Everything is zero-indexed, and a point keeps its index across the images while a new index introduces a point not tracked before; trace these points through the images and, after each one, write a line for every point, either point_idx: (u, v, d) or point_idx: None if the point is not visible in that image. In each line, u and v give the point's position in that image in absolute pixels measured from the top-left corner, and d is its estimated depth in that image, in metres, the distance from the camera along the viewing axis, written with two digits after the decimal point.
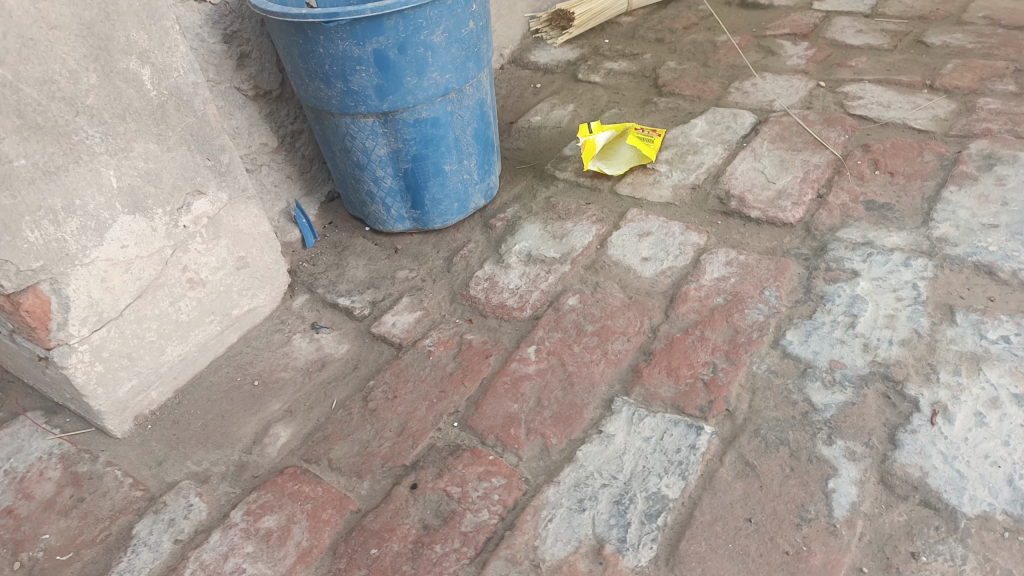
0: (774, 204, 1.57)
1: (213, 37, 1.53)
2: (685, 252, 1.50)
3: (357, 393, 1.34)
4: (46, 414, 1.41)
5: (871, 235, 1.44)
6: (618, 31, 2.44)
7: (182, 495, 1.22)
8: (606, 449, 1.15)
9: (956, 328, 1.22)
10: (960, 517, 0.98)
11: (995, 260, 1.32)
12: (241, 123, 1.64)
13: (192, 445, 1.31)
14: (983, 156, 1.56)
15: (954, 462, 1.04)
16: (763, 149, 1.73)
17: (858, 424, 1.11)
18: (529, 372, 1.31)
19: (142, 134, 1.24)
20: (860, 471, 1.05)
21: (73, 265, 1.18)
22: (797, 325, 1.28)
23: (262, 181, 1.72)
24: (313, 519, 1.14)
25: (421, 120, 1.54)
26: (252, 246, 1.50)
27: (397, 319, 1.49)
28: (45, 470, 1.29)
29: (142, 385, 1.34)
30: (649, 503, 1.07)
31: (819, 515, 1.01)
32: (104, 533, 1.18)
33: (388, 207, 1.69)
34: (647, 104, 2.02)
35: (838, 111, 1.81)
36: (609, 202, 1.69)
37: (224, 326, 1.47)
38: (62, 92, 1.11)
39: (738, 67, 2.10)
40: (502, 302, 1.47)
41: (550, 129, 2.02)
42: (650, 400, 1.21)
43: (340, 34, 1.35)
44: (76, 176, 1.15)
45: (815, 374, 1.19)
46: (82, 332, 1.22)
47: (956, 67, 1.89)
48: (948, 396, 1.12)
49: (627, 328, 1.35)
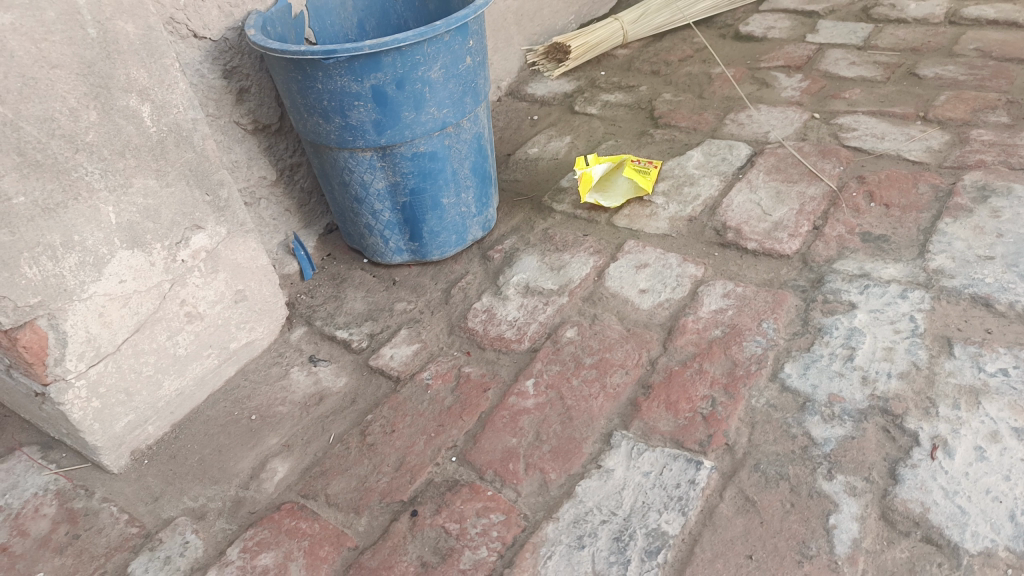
0: (770, 235, 1.57)
1: (213, 73, 1.54)
2: (682, 284, 1.50)
3: (355, 427, 1.34)
4: (43, 449, 1.40)
5: (868, 266, 1.44)
6: (614, 64, 2.47)
7: (178, 531, 1.20)
8: (605, 484, 1.15)
9: (954, 360, 1.22)
10: (963, 553, 0.97)
11: (992, 292, 1.32)
12: (240, 157, 1.65)
13: (188, 480, 1.29)
14: (977, 188, 1.57)
15: (955, 497, 1.03)
16: (759, 181, 1.74)
17: (858, 458, 1.10)
18: (528, 406, 1.30)
19: (142, 170, 1.25)
20: (861, 506, 1.05)
21: (71, 301, 1.18)
22: (795, 358, 1.28)
23: (261, 214, 1.73)
24: (311, 557, 1.13)
25: (419, 154, 1.55)
26: (251, 280, 1.50)
27: (395, 352, 1.49)
28: (40, 506, 1.28)
29: (139, 420, 1.33)
30: (649, 540, 1.06)
31: (820, 551, 1.00)
32: (98, 571, 1.16)
33: (387, 239, 1.69)
34: (644, 136, 2.04)
35: (832, 143, 1.83)
36: (607, 233, 1.70)
37: (221, 359, 1.47)
38: (62, 129, 1.12)
39: (733, 98, 2.12)
40: (500, 334, 1.47)
41: (547, 161, 2.03)
42: (648, 434, 1.21)
43: (339, 70, 1.37)
44: (75, 213, 1.16)
45: (814, 408, 1.19)
46: (79, 367, 1.22)
47: (949, 99, 1.91)
48: (948, 429, 1.12)
49: (625, 360, 1.35)
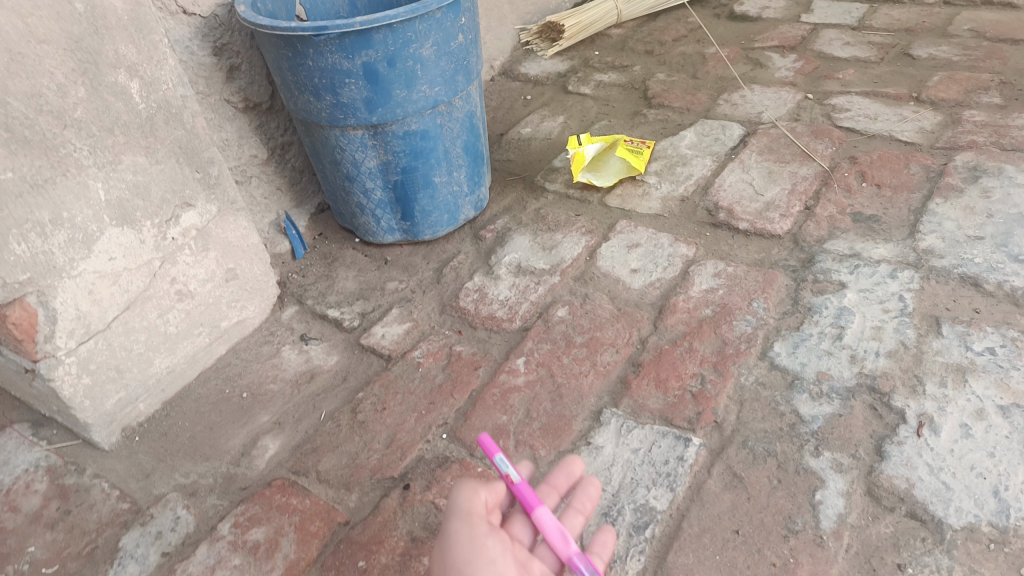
0: (761, 215, 1.57)
1: (203, 49, 1.53)
2: (674, 263, 1.51)
3: (346, 404, 1.34)
4: (34, 427, 1.40)
5: (858, 246, 1.45)
6: (608, 43, 2.45)
7: (169, 507, 1.21)
8: (594, 461, 1.15)
9: (942, 339, 1.23)
10: (946, 528, 0.98)
11: (981, 272, 1.33)
12: (231, 135, 1.65)
13: (180, 457, 1.30)
14: (969, 168, 1.57)
15: (940, 473, 1.04)
16: (751, 161, 1.74)
17: (845, 435, 1.11)
18: (518, 384, 1.31)
19: (131, 147, 1.24)
20: (847, 482, 1.06)
21: (61, 278, 1.18)
22: (784, 337, 1.29)
23: (251, 193, 1.72)
24: (302, 532, 1.13)
25: (410, 132, 1.55)
26: (241, 258, 1.50)
27: (387, 331, 1.49)
28: (32, 483, 1.29)
29: (130, 398, 1.34)
30: (637, 515, 1.07)
31: (806, 526, 1.01)
32: (90, 546, 1.17)
33: (378, 218, 1.69)
34: (637, 116, 2.03)
35: (825, 124, 1.83)
36: (598, 213, 1.70)
37: (212, 338, 1.47)
38: (50, 105, 1.11)
39: (726, 79, 2.12)
40: (491, 313, 1.47)
41: (540, 141, 2.03)
42: (638, 412, 1.22)
43: (330, 47, 1.36)
44: (64, 190, 1.15)
45: (802, 386, 1.20)
46: (68, 344, 1.21)
47: (942, 79, 1.91)
48: (934, 407, 1.13)
49: (615, 339, 1.36)
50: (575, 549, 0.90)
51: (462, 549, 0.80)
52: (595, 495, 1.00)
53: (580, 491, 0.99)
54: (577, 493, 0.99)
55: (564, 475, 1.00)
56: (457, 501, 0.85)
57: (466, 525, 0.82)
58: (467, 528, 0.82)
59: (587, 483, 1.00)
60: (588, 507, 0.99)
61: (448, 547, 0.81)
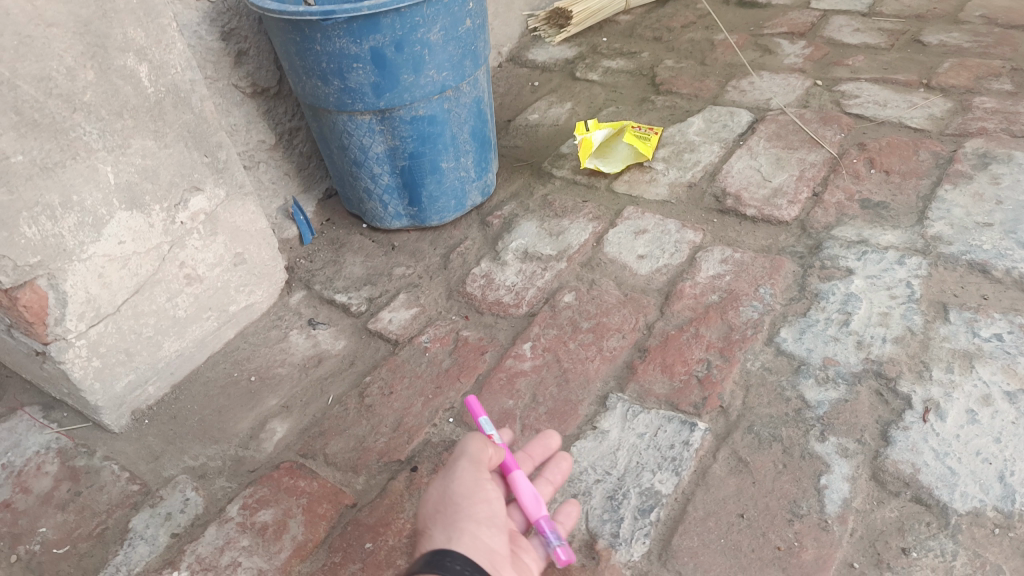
0: (769, 202, 1.57)
1: (211, 34, 1.53)
2: (681, 249, 1.51)
3: (354, 388, 1.35)
4: (44, 409, 1.42)
5: (866, 233, 1.44)
6: (616, 30, 2.44)
7: (179, 489, 1.22)
8: (600, 445, 1.16)
9: (950, 325, 1.22)
10: (951, 513, 0.99)
11: (989, 258, 1.32)
12: (239, 120, 1.65)
13: (189, 440, 1.31)
14: (978, 155, 1.56)
15: (945, 458, 1.04)
16: (759, 147, 1.74)
17: (851, 421, 1.12)
18: (525, 368, 1.31)
19: (139, 131, 1.25)
20: (852, 467, 1.06)
21: (71, 261, 1.19)
22: (791, 322, 1.29)
23: (260, 178, 1.72)
24: (309, 514, 1.14)
25: (418, 118, 1.55)
26: (250, 243, 1.51)
27: (394, 316, 1.49)
28: (43, 464, 1.30)
29: (139, 381, 1.35)
30: (643, 499, 1.07)
31: (811, 510, 1.02)
32: (101, 527, 1.18)
33: (386, 204, 1.69)
34: (645, 102, 2.03)
35: (834, 110, 1.82)
36: (606, 200, 1.70)
37: (221, 322, 1.48)
38: (59, 88, 1.11)
39: (735, 65, 2.11)
40: (498, 299, 1.48)
41: (547, 127, 2.02)
42: (644, 396, 1.22)
43: (338, 32, 1.36)
44: (73, 173, 1.16)
45: (808, 371, 1.20)
46: (79, 327, 1.22)
47: (953, 66, 1.89)
48: (941, 393, 1.13)
49: (622, 324, 1.36)
50: (544, 513, 0.95)
51: (463, 485, 0.89)
52: (566, 469, 1.04)
53: (553, 464, 1.04)
54: (550, 465, 1.04)
55: (540, 445, 1.05)
56: (467, 445, 0.94)
57: (471, 465, 0.91)
58: (472, 467, 0.91)
59: (561, 457, 1.05)
60: (559, 479, 1.03)
61: (451, 480, 0.90)
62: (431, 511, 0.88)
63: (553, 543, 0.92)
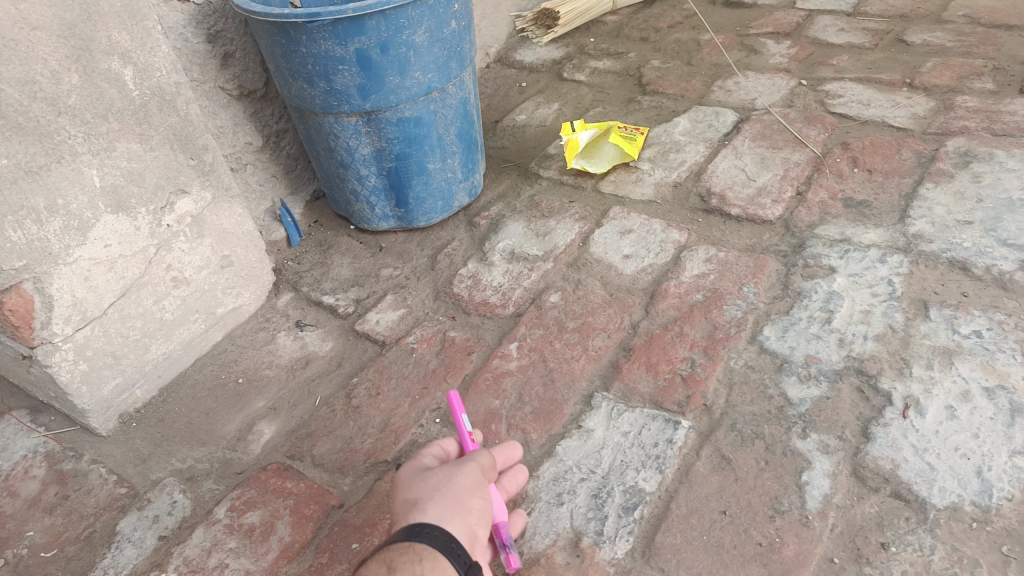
0: (753, 201, 1.58)
1: (197, 37, 1.54)
2: (666, 249, 1.52)
3: (341, 390, 1.36)
4: (32, 413, 1.42)
5: (849, 231, 1.46)
6: (603, 30, 2.45)
7: (166, 491, 1.23)
8: (585, 444, 1.17)
9: (930, 322, 1.24)
10: (930, 508, 1.00)
11: (970, 256, 1.34)
12: (226, 123, 1.66)
13: (177, 442, 1.31)
14: (960, 153, 1.58)
15: (924, 454, 1.06)
16: (744, 147, 1.75)
17: (832, 418, 1.13)
18: (511, 368, 1.32)
19: (124, 134, 1.25)
20: (833, 463, 1.07)
21: (56, 265, 1.19)
22: (774, 321, 1.30)
23: (247, 180, 1.73)
24: (296, 515, 1.15)
25: (404, 119, 1.55)
26: (237, 245, 1.51)
27: (381, 317, 1.50)
28: (31, 468, 1.30)
29: (127, 384, 1.35)
30: (626, 497, 1.08)
31: (792, 506, 1.03)
32: (88, 530, 1.19)
33: (373, 205, 1.70)
34: (631, 103, 2.04)
35: (818, 110, 1.83)
36: (592, 200, 1.71)
37: (208, 324, 1.48)
38: (44, 92, 1.11)
39: (721, 65, 2.12)
40: (485, 299, 1.49)
41: (534, 128, 2.03)
42: (628, 395, 1.23)
43: (322, 34, 1.37)
44: (58, 177, 1.16)
45: (791, 369, 1.21)
46: (66, 330, 1.23)
47: (935, 65, 1.91)
48: (921, 390, 1.14)
49: (607, 324, 1.37)
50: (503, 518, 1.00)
51: (466, 479, 0.90)
52: (522, 482, 1.05)
53: (512, 474, 1.05)
54: (508, 475, 1.04)
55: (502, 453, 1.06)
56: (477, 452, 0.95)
57: (475, 469, 0.92)
58: (478, 471, 0.92)
59: (518, 468, 1.06)
60: (514, 489, 1.04)
61: (456, 471, 0.91)
62: (425, 485, 0.90)
63: (508, 548, 0.98)
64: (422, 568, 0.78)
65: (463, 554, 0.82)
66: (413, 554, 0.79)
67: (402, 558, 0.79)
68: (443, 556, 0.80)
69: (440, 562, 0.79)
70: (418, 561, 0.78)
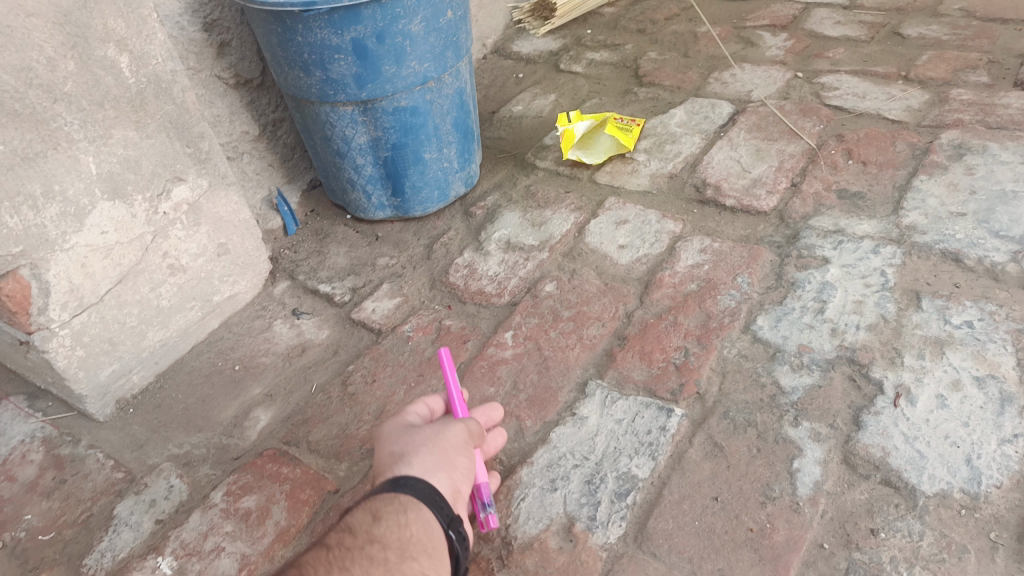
0: (748, 192, 1.59)
1: (193, 25, 1.54)
2: (661, 239, 1.52)
3: (337, 377, 1.36)
4: (29, 399, 1.42)
5: (842, 223, 1.46)
6: (601, 22, 2.45)
7: (163, 476, 1.23)
8: (579, 431, 1.18)
9: (922, 313, 1.25)
10: (919, 495, 1.01)
11: (962, 247, 1.35)
12: (223, 111, 1.66)
13: (173, 428, 1.32)
14: (954, 146, 1.59)
15: (914, 442, 1.07)
16: (740, 139, 1.76)
17: (824, 406, 1.14)
18: (506, 356, 1.33)
19: (121, 121, 1.25)
20: (824, 451, 1.08)
21: (53, 251, 1.19)
22: (768, 310, 1.31)
23: (244, 168, 1.73)
24: (292, 500, 1.16)
25: (400, 108, 1.56)
26: (233, 233, 1.52)
27: (377, 305, 1.51)
28: (28, 453, 1.31)
29: (123, 369, 1.35)
30: (620, 483, 1.09)
31: (783, 493, 1.04)
32: (85, 514, 1.19)
33: (369, 194, 1.70)
34: (628, 94, 2.04)
35: (814, 102, 1.84)
36: (588, 190, 1.71)
37: (205, 312, 1.49)
38: (40, 78, 1.12)
39: (717, 57, 2.12)
40: (481, 288, 1.49)
41: (531, 119, 2.03)
42: (623, 383, 1.24)
43: (319, 23, 1.37)
44: (54, 163, 1.16)
45: (783, 358, 1.22)
46: (62, 317, 1.23)
47: (931, 58, 1.92)
48: (912, 378, 1.15)
49: (602, 313, 1.38)
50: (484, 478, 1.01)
51: (454, 438, 0.91)
52: (498, 446, 1.10)
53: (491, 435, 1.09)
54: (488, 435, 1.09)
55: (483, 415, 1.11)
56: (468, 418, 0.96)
57: (463, 430, 0.93)
58: (465, 431, 0.93)
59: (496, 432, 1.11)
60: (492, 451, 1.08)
61: (444, 429, 0.92)
62: (412, 440, 0.91)
63: (488, 508, 0.99)
64: (406, 519, 0.81)
65: (446, 508, 0.84)
66: (398, 505, 0.82)
67: (387, 509, 0.81)
68: (427, 508, 0.82)
69: (424, 514, 0.82)
70: (402, 512, 0.81)
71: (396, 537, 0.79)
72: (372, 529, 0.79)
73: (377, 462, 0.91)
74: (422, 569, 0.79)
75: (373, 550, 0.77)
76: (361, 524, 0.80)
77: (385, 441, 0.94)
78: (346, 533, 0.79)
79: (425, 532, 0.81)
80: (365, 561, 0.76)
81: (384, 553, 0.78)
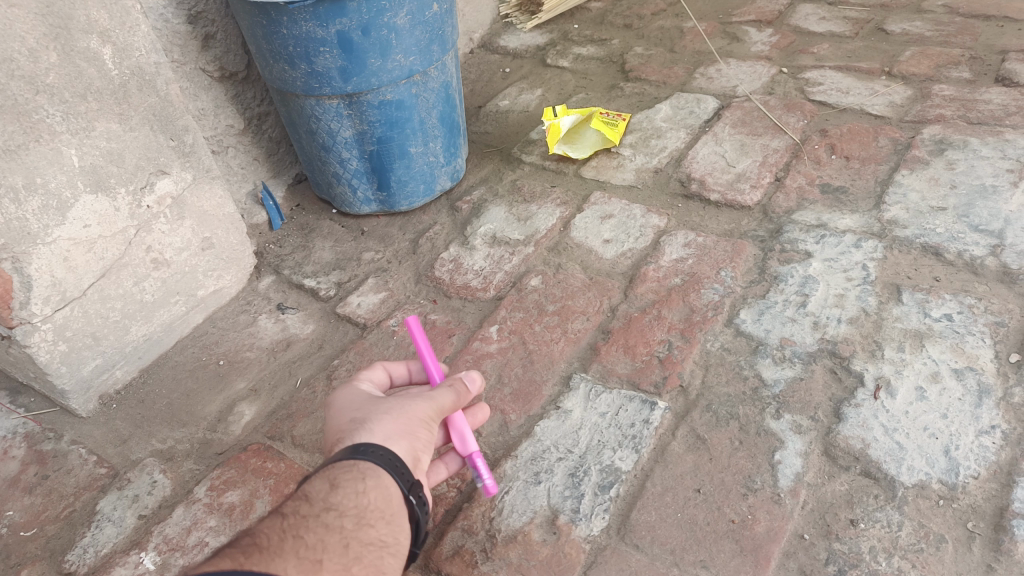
0: (732, 186, 1.60)
1: (177, 18, 1.53)
2: (645, 234, 1.53)
3: (322, 371, 1.36)
4: (11, 395, 1.41)
5: (825, 217, 1.48)
6: (588, 17, 2.46)
7: (146, 471, 1.23)
8: (563, 424, 1.18)
9: (902, 306, 1.26)
10: (898, 485, 1.02)
11: (942, 241, 1.36)
12: (207, 105, 1.65)
13: (157, 423, 1.32)
14: (935, 141, 1.60)
15: (894, 434, 1.08)
16: (725, 133, 1.77)
17: (805, 398, 1.15)
18: (491, 351, 1.33)
19: (104, 113, 1.25)
20: (805, 443, 1.09)
21: (35, 244, 1.19)
22: (751, 304, 1.32)
23: (228, 163, 1.72)
24: (276, 494, 1.16)
25: (385, 102, 1.55)
26: (218, 228, 1.51)
27: (363, 300, 1.51)
28: (9, 448, 1.30)
29: (106, 364, 1.35)
30: (603, 475, 1.10)
31: (764, 484, 1.05)
32: (68, 509, 1.19)
33: (354, 188, 1.70)
34: (614, 89, 2.05)
35: (798, 97, 1.85)
36: (574, 184, 1.72)
37: (189, 306, 1.48)
38: (22, 70, 1.11)
39: (703, 53, 2.13)
40: (466, 283, 1.50)
41: (517, 114, 2.03)
42: (606, 376, 1.25)
43: (304, 15, 1.36)
44: (37, 155, 1.16)
45: (765, 351, 1.23)
46: (44, 311, 1.22)
47: (914, 54, 1.93)
48: (892, 370, 1.16)
49: (587, 307, 1.38)
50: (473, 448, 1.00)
51: (418, 411, 0.89)
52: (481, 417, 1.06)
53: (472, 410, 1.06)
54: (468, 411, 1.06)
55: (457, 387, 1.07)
56: (463, 375, 0.95)
57: (430, 405, 0.91)
58: (433, 403, 0.91)
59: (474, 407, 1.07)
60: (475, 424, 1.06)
61: (407, 403, 0.91)
62: (374, 409, 0.90)
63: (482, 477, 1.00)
64: (365, 486, 0.80)
65: (407, 473, 0.84)
66: (356, 472, 0.81)
67: (345, 476, 0.81)
68: (386, 474, 0.82)
69: (382, 479, 0.82)
70: (360, 479, 0.80)
71: (353, 504, 0.79)
72: (329, 497, 0.79)
73: (337, 429, 0.90)
74: (379, 535, 0.79)
75: (329, 518, 0.77)
76: (318, 491, 0.79)
77: (345, 409, 0.93)
78: (304, 500, 0.78)
79: (383, 499, 0.81)
80: (320, 529, 0.76)
81: (341, 519, 0.77)
